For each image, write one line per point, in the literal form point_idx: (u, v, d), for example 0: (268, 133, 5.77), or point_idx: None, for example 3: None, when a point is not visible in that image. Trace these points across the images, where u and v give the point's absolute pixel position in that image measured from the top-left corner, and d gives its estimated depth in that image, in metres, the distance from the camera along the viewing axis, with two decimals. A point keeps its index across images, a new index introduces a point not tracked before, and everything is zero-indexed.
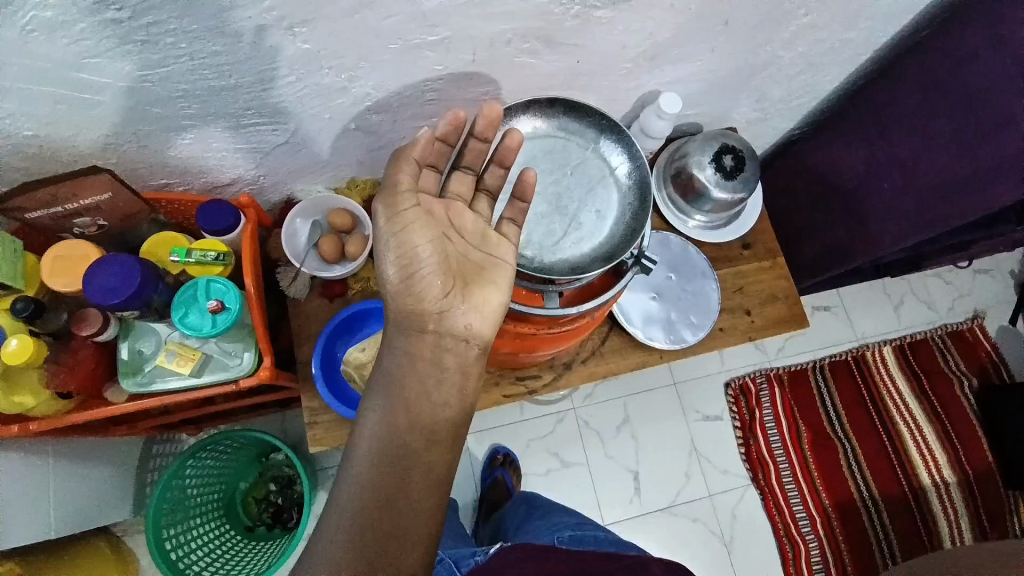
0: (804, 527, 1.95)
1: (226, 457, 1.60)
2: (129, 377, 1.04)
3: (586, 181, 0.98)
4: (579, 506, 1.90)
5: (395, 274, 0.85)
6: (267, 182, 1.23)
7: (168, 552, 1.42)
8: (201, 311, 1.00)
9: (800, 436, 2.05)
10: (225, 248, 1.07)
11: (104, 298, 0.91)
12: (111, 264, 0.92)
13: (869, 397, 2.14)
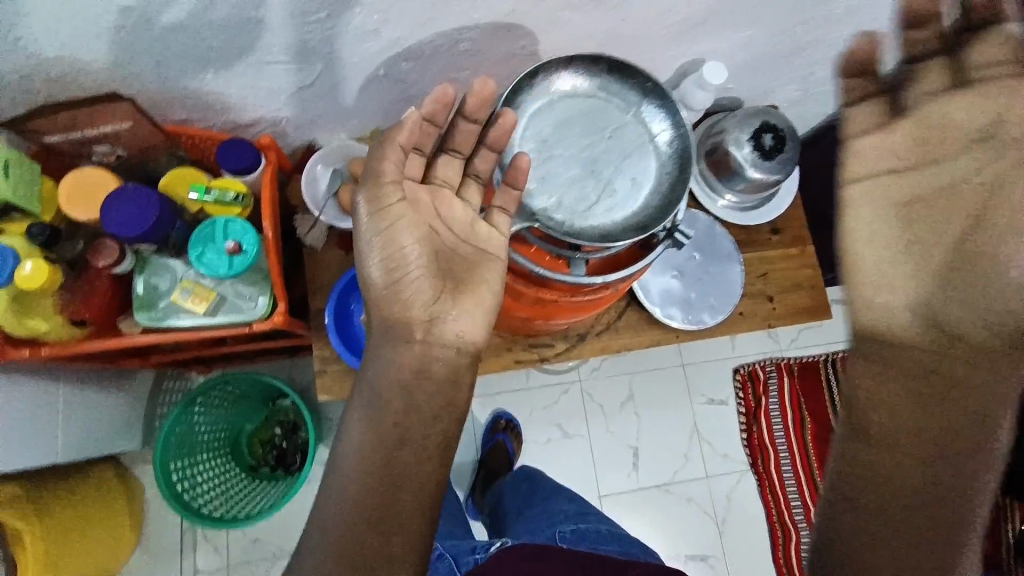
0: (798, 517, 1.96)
1: (234, 396, 1.62)
2: (143, 311, 1.03)
3: (623, 146, 0.93)
4: (576, 475, 1.93)
5: (378, 272, 0.83)
6: (288, 126, 1.19)
7: (174, 484, 1.46)
8: (218, 250, 0.98)
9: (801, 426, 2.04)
10: (244, 188, 1.06)
11: (122, 229, 0.90)
12: (131, 195, 0.90)
13: None
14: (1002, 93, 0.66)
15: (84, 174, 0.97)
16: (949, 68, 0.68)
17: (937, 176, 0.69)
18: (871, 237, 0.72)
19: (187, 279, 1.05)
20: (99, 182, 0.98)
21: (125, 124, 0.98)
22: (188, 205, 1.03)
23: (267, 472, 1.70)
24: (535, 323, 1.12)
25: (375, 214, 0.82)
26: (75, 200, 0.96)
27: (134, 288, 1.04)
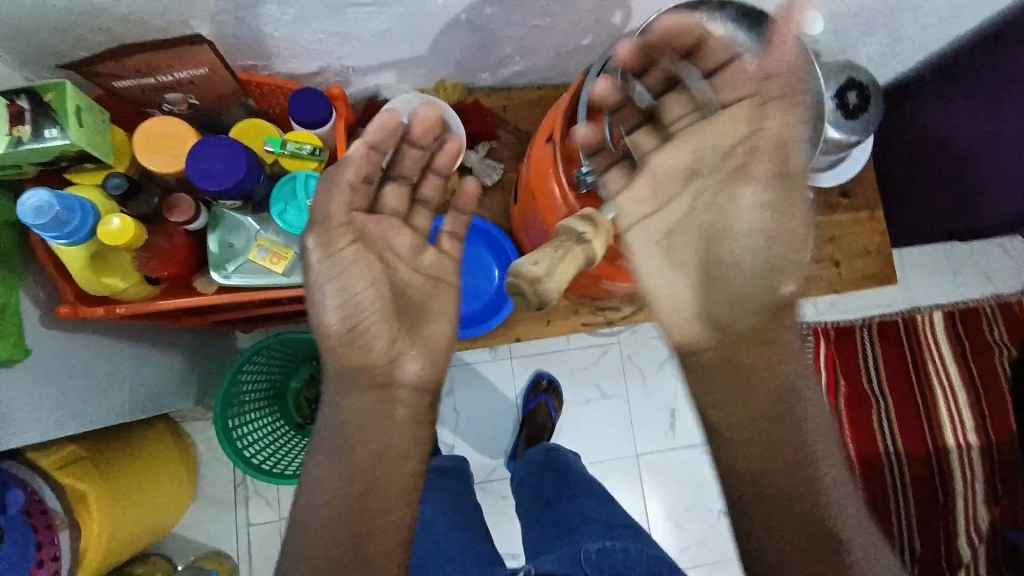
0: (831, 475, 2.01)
1: (287, 353, 1.62)
2: (219, 268, 1.01)
3: None
4: (614, 434, 1.96)
5: (335, 312, 0.84)
6: (353, 75, 1.13)
7: (230, 430, 1.46)
8: (301, 207, 0.95)
9: (837, 388, 2.06)
10: (320, 142, 1.01)
11: (208, 183, 0.86)
12: (217, 146, 0.86)
13: (910, 358, 2.09)
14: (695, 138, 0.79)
15: (158, 123, 0.92)
16: (687, 98, 0.83)
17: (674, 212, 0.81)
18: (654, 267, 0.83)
19: (262, 237, 1.02)
20: (174, 133, 0.92)
21: (199, 71, 0.92)
22: (263, 159, 0.99)
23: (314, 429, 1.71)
24: (601, 282, 1.10)
25: (327, 259, 0.83)
26: (150, 151, 0.92)
27: (209, 245, 1.01)
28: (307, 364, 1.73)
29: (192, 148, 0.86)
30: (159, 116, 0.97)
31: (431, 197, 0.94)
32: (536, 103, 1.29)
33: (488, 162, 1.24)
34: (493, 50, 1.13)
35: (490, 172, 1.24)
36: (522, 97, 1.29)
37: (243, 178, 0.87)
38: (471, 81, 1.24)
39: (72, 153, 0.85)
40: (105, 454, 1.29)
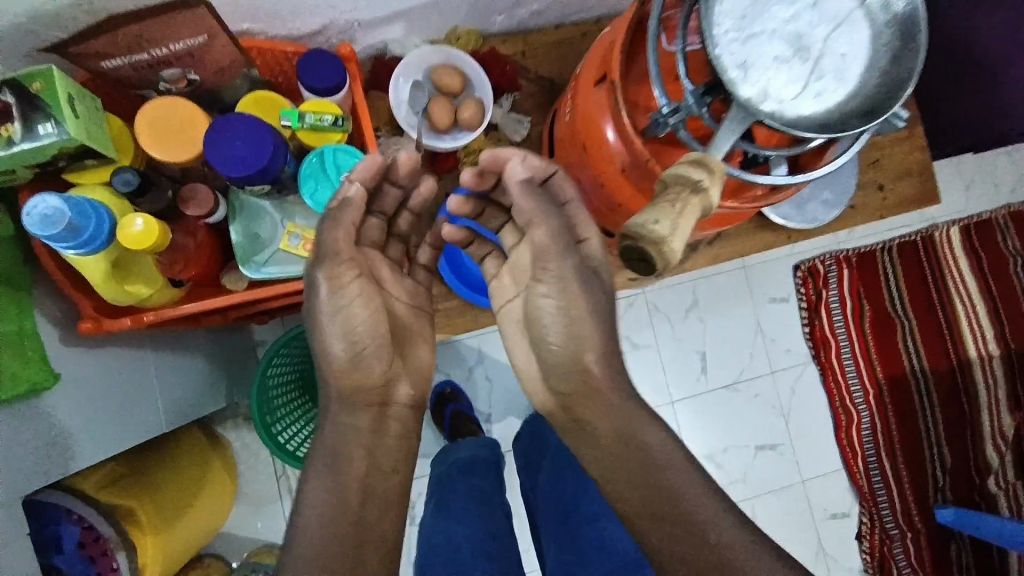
0: (857, 406, 1.87)
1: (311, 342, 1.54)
2: (249, 262, 0.92)
3: (829, 15, 0.71)
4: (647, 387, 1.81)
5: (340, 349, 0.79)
6: (359, 32, 1.02)
7: (273, 430, 1.43)
8: (333, 183, 0.86)
9: (859, 314, 1.86)
10: (339, 110, 0.90)
11: (231, 169, 0.77)
12: (235, 126, 0.76)
13: (931, 272, 1.89)
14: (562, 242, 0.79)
15: (160, 104, 0.82)
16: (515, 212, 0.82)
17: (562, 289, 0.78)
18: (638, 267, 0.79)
19: (291, 223, 0.94)
20: (181, 116, 0.83)
21: (197, 40, 0.80)
22: (280, 135, 0.89)
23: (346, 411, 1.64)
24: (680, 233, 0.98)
25: (336, 294, 0.76)
26: (157, 139, 0.82)
27: (233, 237, 0.92)
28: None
29: (208, 132, 0.76)
30: (157, 97, 0.86)
31: (406, 230, 0.90)
32: (556, 45, 1.19)
33: (514, 116, 1.16)
34: None
35: (517, 126, 1.17)
36: (540, 41, 1.19)
37: (270, 160, 0.78)
38: (484, 26, 1.13)
39: (70, 150, 0.75)
40: (147, 468, 1.21)
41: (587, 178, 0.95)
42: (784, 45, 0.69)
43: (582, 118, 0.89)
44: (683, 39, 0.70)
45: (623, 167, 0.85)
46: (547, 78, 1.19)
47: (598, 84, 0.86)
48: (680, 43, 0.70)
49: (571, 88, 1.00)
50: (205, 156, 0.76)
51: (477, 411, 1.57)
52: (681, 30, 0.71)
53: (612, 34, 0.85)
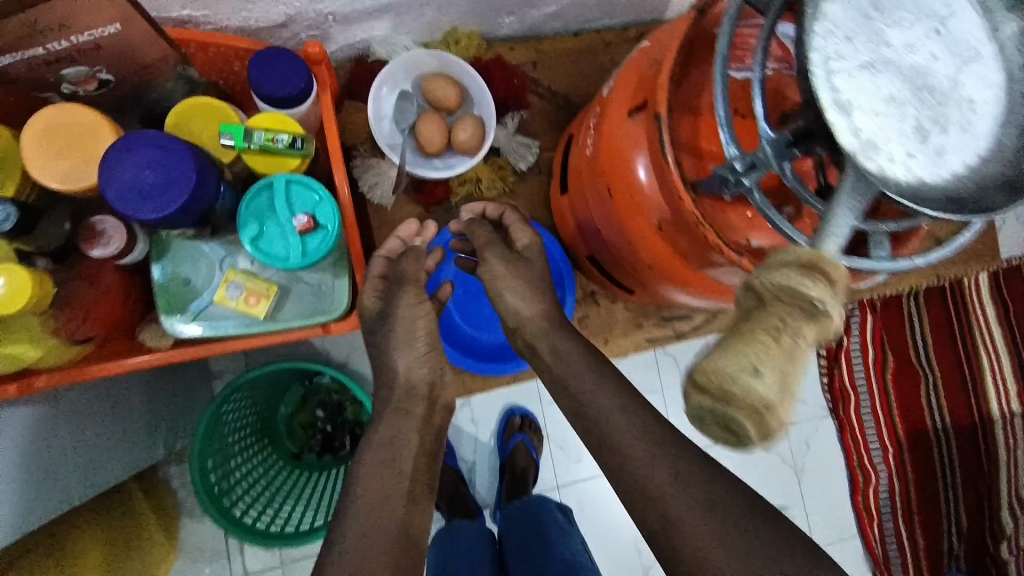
0: (876, 469, 1.41)
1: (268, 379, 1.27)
2: (171, 313, 0.74)
3: (959, 45, 0.51)
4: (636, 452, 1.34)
5: (393, 376, 0.71)
6: (335, 27, 0.82)
7: (213, 484, 1.15)
8: (284, 225, 0.67)
9: (883, 364, 1.41)
10: (301, 128, 0.70)
11: (137, 206, 0.56)
12: (146, 149, 0.56)
13: (955, 317, 1.42)
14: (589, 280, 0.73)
15: (54, 112, 0.63)
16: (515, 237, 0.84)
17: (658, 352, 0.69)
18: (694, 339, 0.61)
19: (230, 268, 0.75)
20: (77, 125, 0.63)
21: (110, 30, 0.61)
22: (220, 157, 0.69)
23: (314, 458, 1.37)
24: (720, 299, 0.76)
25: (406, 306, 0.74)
26: (43, 154, 0.63)
27: (153, 278, 0.74)
28: (296, 384, 1.40)
29: (107, 157, 0.55)
30: (59, 103, 0.66)
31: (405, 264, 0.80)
32: (572, 56, 1.01)
33: (521, 140, 0.96)
34: None
35: (524, 153, 0.97)
36: (554, 49, 1.00)
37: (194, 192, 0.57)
38: (488, 28, 0.94)
39: None
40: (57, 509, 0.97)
41: (611, 227, 0.75)
42: (902, 81, 0.50)
43: (609, 154, 0.70)
44: (762, 67, 0.51)
45: (660, 224, 0.67)
46: (560, 94, 1.01)
47: (633, 112, 0.66)
48: (759, 70, 0.50)
49: (594, 107, 0.78)
50: (100, 189, 0.56)
51: (460, 459, 1.37)
52: (759, 52, 0.51)
53: (657, 47, 0.64)
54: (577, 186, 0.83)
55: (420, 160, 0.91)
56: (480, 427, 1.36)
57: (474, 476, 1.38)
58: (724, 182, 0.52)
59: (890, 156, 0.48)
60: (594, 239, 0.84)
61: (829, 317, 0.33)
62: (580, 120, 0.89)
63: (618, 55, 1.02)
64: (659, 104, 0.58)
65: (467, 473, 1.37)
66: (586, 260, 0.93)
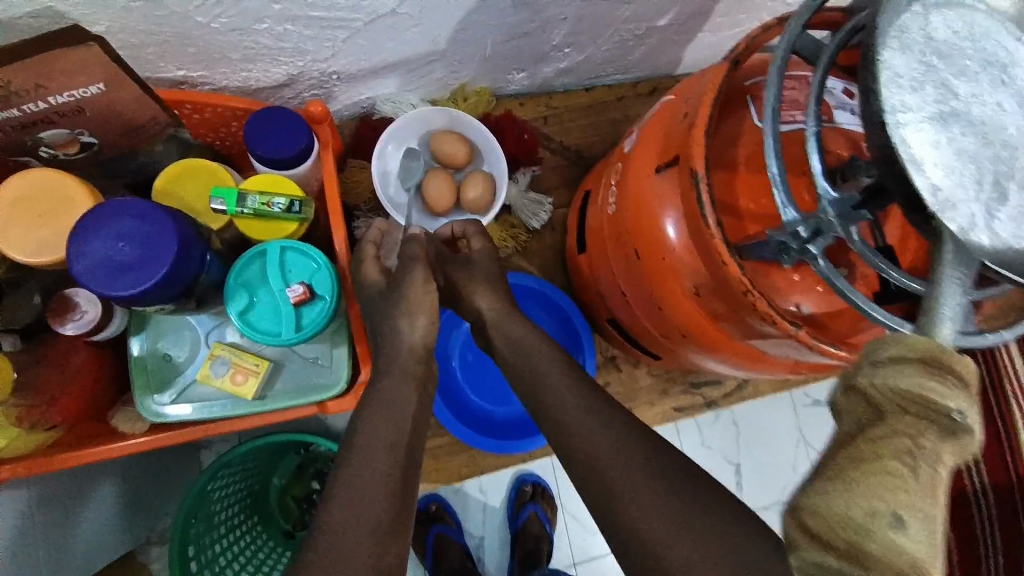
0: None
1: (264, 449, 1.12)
2: (150, 393, 0.67)
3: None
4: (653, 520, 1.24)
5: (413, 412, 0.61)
6: (339, 87, 0.79)
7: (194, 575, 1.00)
8: (276, 296, 0.60)
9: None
10: (299, 190, 0.65)
11: (106, 281, 0.50)
12: (122, 218, 0.51)
13: None
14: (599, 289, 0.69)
15: (29, 178, 0.58)
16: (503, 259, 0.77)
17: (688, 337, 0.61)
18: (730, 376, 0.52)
19: (217, 342, 0.68)
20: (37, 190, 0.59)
21: (92, 89, 0.58)
22: (210, 221, 0.64)
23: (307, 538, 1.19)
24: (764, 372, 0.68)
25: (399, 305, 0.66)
26: (12, 228, 0.58)
27: (131, 354, 0.66)
28: (290, 454, 1.21)
29: (80, 226, 0.50)
30: (37, 168, 0.62)
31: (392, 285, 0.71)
32: (585, 110, 0.97)
33: (533, 197, 0.92)
34: (539, 37, 0.80)
35: (537, 211, 0.92)
36: (566, 104, 0.97)
37: (171, 268, 0.51)
38: (498, 85, 0.91)
39: None
40: None
41: (636, 290, 0.68)
42: (977, 134, 0.42)
43: (635, 212, 0.63)
44: (815, 120, 0.45)
45: (696, 289, 0.60)
46: (572, 149, 0.97)
47: (662, 168, 0.61)
48: (814, 123, 0.45)
49: (614, 161, 0.73)
50: (71, 264, 0.50)
51: (466, 533, 1.21)
52: (811, 103, 0.46)
53: (686, 99, 0.59)
54: (596, 245, 0.77)
55: (426, 219, 0.86)
56: (488, 497, 1.21)
57: (483, 553, 1.22)
58: (782, 250, 0.46)
59: (971, 217, 0.39)
60: (615, 302, 0.78)
61: (969, 433, 0.33)
62: (597, 175, 0.84)
63: (631, 109, 0.98)
64: (695, 161, 0.52)
65: (474, 550, 1.21)
66: (606, 323, 0.86)
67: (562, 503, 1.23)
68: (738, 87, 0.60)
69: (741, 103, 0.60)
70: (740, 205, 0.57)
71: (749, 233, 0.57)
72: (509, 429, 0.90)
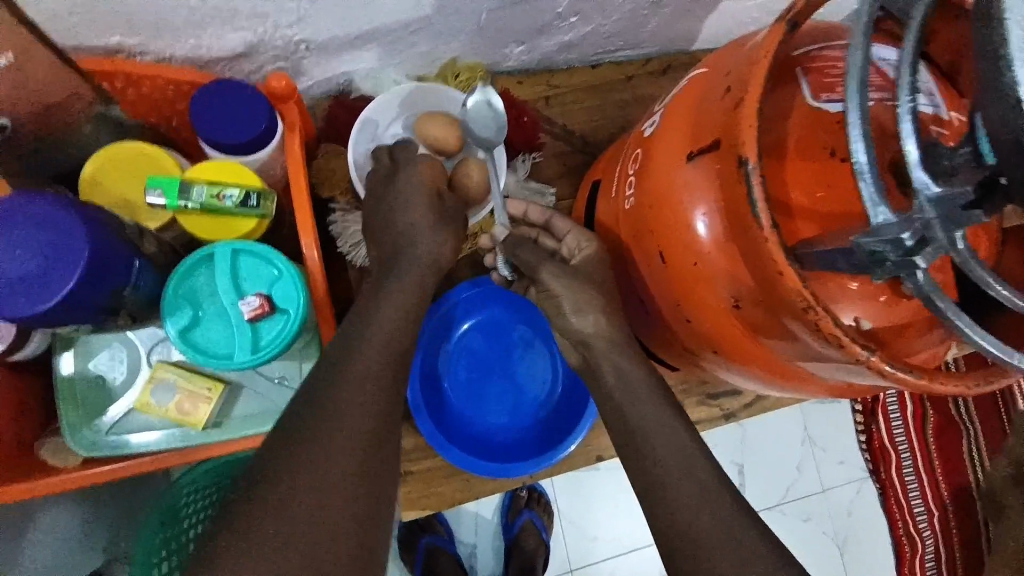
0: (922, 539, 1.23)
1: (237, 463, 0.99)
2: (84, 421, 0.57)
3: None
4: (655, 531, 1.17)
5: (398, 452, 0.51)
6: (308, 59, 0.67)
7: None
8: (227, 311, 0.50)
9: (922, 419, 1.20)
10: (259, 180, 0.54)
11: (7, 298, 0.41)
12: (14, 219, 0.40)
13: None
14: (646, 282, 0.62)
15: None
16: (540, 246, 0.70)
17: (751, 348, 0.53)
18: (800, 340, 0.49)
19: (160, 362, 0.57)
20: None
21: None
22: (149, 218, 0.53)
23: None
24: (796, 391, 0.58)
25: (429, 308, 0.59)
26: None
27: (59, 375, 0.56)
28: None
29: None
30: None
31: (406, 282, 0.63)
32: (591, 90, 0.86)
33: (533, 187, 0.82)
34: (543, 2, 0.68)
35: (538, 202, 0.82)
36: (570, 82, 0.86)
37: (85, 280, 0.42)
38: (493, 59, 0.80)
39: None
40: None
41: (658, 299, 0.59)
42: None
43: (660, 208, 0.53)
44: (909, 96, 0.37)
45: (735, 301, 0.50)
46: (577, 134, 0.86)
47: (695, 155, 0.50)
48: (906, 100, 0.36)
49: (630, 147, 0.63)
50: None
51: (458, 542, 1.14)
52: (904, 72, 0.37)
53: (726, 72, 0.50)
54: (607, 246, 0.67)
55: None
56: (482, 505, 1.15)
57: (475, 563, 1.15)
58: (874, 262, 0.36)
59: None
60: (631, 310, 0.68)
61: None
62: (607, 162, 0.74)
63: (642, 89, 0.87)
64: (745, 146, 0.42)
65: (466, 560, 1.14)
66: None
67: (558, 509, 1.16)
68: (785, 60, 0.51)
69: (791, 80, 0.51)
70: (791, 201, 0.48)
71: (802, 234, 0.48)
72: (502, 453, 0.79)
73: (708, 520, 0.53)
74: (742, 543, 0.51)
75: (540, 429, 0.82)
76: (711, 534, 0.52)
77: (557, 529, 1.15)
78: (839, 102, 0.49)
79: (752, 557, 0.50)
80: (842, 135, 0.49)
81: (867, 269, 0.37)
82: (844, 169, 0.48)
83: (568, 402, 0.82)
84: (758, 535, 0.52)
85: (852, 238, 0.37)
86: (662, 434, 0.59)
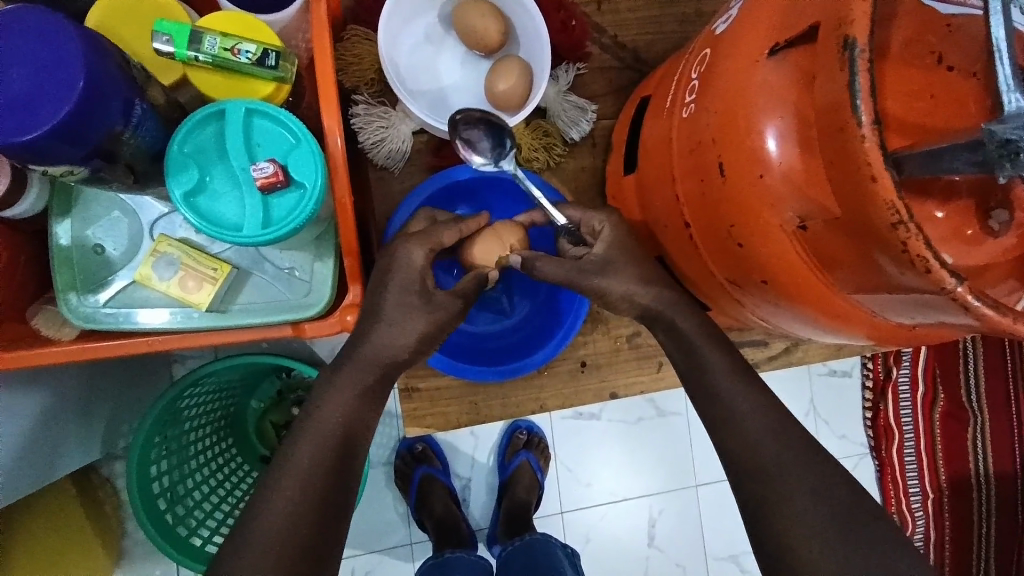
0: (913, 518, 1.15)
1: (238, 372, 0.95)
2: (80, 291, 0.55)
3: None
4: (631, 494, 1.09)
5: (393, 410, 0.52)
6: None
7: (157, 501, 0.88)
8: (240, 176, 0.49)
9: (931, 404, 1.15)
10: (276, 39, 0.51)
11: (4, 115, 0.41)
12: (27, 40, 0.42)
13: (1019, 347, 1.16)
14: (698, 202, 0.54)
15: None
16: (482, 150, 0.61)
17: (802, 278, 0.47)
18: (879, 282, 0.42)
19: (163, 236, 0.55)
20: None
21: None
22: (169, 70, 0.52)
23: None
24: (860, 331, 0.51)
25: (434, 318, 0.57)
26: None
27: (56, 243, 0.54)
28: (269, 377, 1.05)
29: None
30: None
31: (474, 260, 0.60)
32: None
33: (575, 100, 0.75)
34: None
35: (578, 118, 0.75)
36: None
37: (88, 86, 0.42)
38: None
39: None
40: None
41: (705, 221, 0.53)
42: None
43: (724, 112, 0.47)
44: None
45: (801, 222, 0.45)
46: (628, 48, 0.78)
47: (780, 50, 0.45)
48: None
49: (697, 50, 0.57)
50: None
51: (453, 476, 1.05)
52: None
53: None
54: (650, 165, 0.62)
55: (431, 106, 0.70)
56: (479, 441, 1.06)
57: (467, 499, 1.07)
58: (1002, 156, 0.32)
59: None
60: (668, 240, 0.63)
61: None
62: (661, 78, 0.67)
63: (706, 4, 0.79)
64: (855, 24, 0.37)
65: (460, 492, 1.06)
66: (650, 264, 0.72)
67: (553, 456, 1.07)
68: None
69: None
70: (888, 108, 0.42)
71: (891, 146, 0.42)
72: (485, 356, 0.78)
73: (748, 454, 0.50)
74: (783, 478, 0.49)
75: (532, 329, 0.80)
76: (747, 468, 0.50)
77: (552, 477, 1.07)
78: (954, 3, 0.43)
79: (797, 495, 0.47)
80: (954, 40, 0.42)
81: (992, 167, 0.33)
82: (950, 79, 0.42)
83: (550, 306, 0.79)
84: (804, 471, 0.48)
85: (980, 129, 0.33)
86: (708, 370, 0.55)
